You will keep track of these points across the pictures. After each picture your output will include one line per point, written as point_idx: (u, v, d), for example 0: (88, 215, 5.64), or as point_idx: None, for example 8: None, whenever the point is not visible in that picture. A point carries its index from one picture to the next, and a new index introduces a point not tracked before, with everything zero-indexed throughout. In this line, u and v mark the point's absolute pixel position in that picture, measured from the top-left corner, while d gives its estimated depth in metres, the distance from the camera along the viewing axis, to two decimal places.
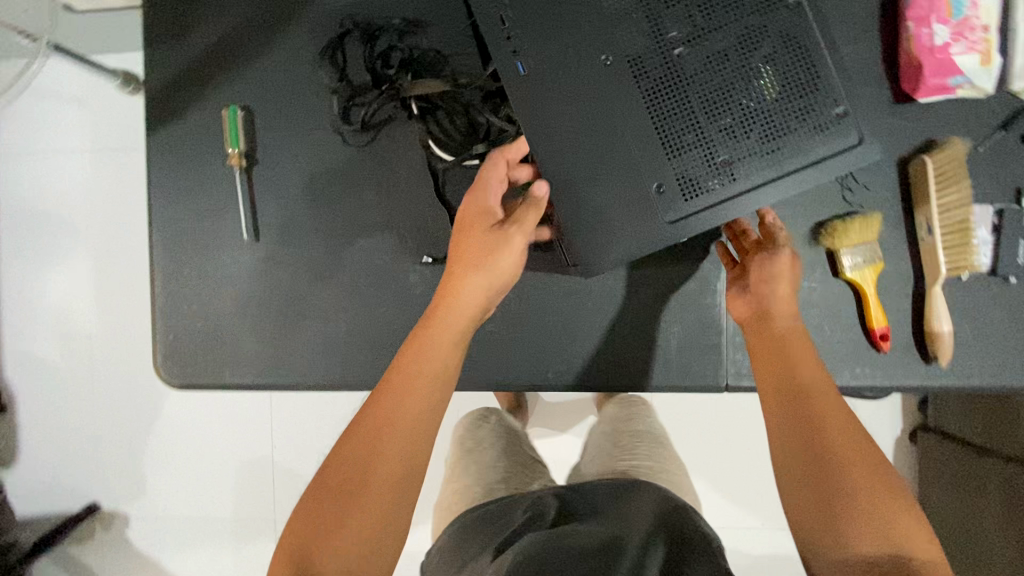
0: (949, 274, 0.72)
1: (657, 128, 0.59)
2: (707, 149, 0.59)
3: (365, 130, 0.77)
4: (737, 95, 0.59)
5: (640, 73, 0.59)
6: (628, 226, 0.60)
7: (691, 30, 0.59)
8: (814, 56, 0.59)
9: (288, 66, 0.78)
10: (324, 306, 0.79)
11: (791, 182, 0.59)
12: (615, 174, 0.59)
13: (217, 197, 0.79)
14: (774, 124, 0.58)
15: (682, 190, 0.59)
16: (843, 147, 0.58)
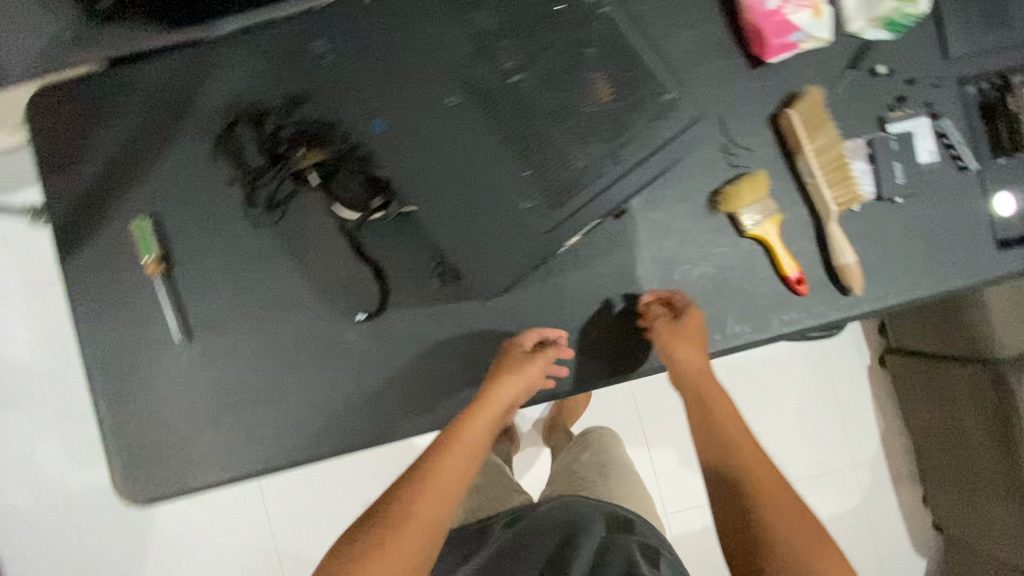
0: (841, 209, 0.77)
1: (518, 143, 0.72)
2: (565, 154, 0.72)
3: (272, 207, 0.78)
4: (575, 104, 0.72)
5: (492, 104, 0.72)
6: (512, 236, 0.73)
7: (521, 60, 0.73)
8: (633, 58, 0.73)
9: (183, 165, 0.80)
10: (273, 385, 0.80)
11: (640, 166, 0.72)
12: (490, 194, 0.72)
13: (142, 306, 0.80)
14: (614, 122, 0.72)
15: (553, 192, 0.72)
16: (678, 125, 0.72)
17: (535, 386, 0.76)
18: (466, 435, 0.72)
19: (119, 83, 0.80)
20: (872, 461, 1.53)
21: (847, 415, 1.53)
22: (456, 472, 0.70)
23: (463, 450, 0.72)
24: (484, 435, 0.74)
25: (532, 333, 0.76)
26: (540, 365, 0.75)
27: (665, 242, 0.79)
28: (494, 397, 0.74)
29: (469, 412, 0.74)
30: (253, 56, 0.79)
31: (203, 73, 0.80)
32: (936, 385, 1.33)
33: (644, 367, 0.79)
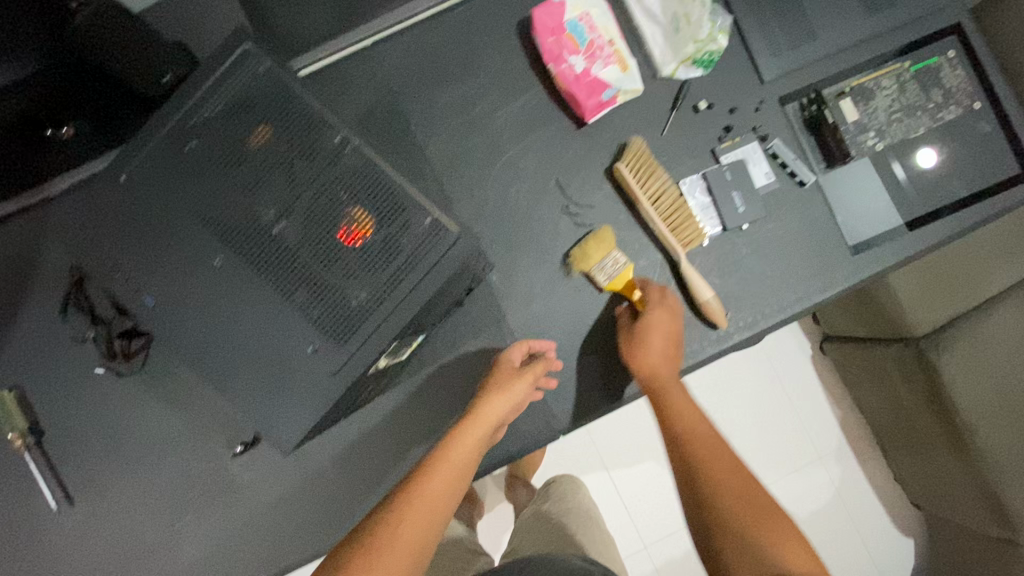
0: (691, 248, 0.78)
1: (283, 299, 0.55)
2: (338, 302, 0.54)
3: (132, 357, 0.77)
4: (337, 242, 0.54)
5: (245, 259, 0.55)
6: (297, 399, 0.56)
7: (274, 204, 0.55)
8: (387, 182, 0.54)
9: (38, 331, 0.78)
10: (164, 535, 0.78)
11: (420, 298, 0.53)
12: (264, 363, 0.56)
13: (17, 482, 0.78)
14: (387, 254, 0.53)
15: (333, 343, 0.54)
16: (447, 251, 0.53)
17: (524, 402, 0.73)
18: (452, 456, 0.66)
19: None
20: (836, 450, 1.52)
21: (801, 407, 1.53)
22: (451, 491, 0.65)
23: (455, 472, 0.66)
24: (475, 452, 0.68)
25: (520, 346, 0.75)
26: (532, 375, 0.72)
27: (530, 311, 0.79)
28: (483, 416, 0.69)
29: (456, 432, 0.68)
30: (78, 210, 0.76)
31: (37, 235, 0.77)
32: (868, 364, 1.32)
33: (534, 440, 0.79)
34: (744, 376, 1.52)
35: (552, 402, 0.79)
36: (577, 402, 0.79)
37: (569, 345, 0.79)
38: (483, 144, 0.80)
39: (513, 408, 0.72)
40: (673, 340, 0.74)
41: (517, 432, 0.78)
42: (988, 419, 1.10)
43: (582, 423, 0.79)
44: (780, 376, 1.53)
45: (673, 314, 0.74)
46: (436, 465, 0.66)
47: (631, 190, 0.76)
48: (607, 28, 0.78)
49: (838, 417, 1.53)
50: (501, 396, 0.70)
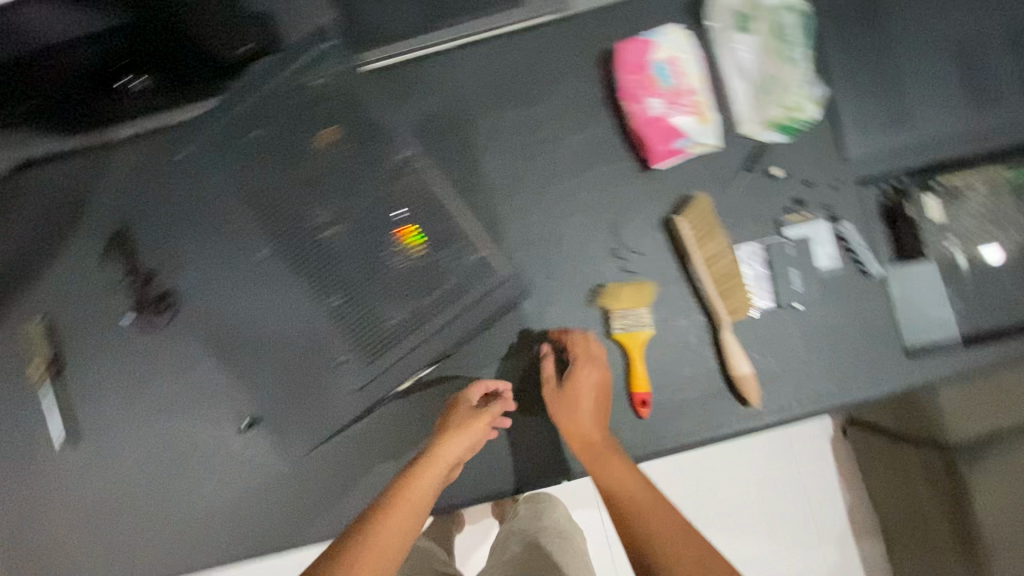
0: (734, 317, 0.75)
1: (342, 301, 0.75)
2: (389, 308, 0.74)
3: (160, 315, 0.78)
4: (400, 261, 0.75)
5: (317, 264, 0.75)
6: (330, 385, 0.75)
7: (351, 224, 0.76)
8: (446, 218, 0.76)
9: (80, 271, 0.81)
10: (156, 492, 0.78)
11: (456, 319, 0.74)
12: (305, 347, 0.75)
13: (30, 411, 0.80)
14: (432, 278, 0.74)
15: (376, 344, 0.74)
16: (483, 285, 0.75)
17: (481, 443, 0.70)
18: (413, 494, 0.63)
19: (19, 187, 0.83)
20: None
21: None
22: (409, 525, 0.61)
23: (415, 505, 0.63)
24: (432, 492, 0.65)
25: (478, 386, 0.73)
26: (483, 420, 0.69)
27: (557, 347, 0.77)
28: (441, 455, 0.67)
29: (411, 470, 0.66)
30: (141, 162, 0.80)
31: (94, 176, 0.81)
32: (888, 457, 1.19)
33: (536, 479, 0.76)
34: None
35: (563, 445, 0.76)
36: None
37: None
38: (541, 170, 0.78)
39: (469, 449, 0.70)
40: (603, 394, 0.72)
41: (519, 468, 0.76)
42: None
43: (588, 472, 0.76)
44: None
45: (596, 364, 0.73)
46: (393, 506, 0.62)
47: (686, 244, 0.74)
48: (694, 75, 0.75)
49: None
50: (462, 434, 0.68)
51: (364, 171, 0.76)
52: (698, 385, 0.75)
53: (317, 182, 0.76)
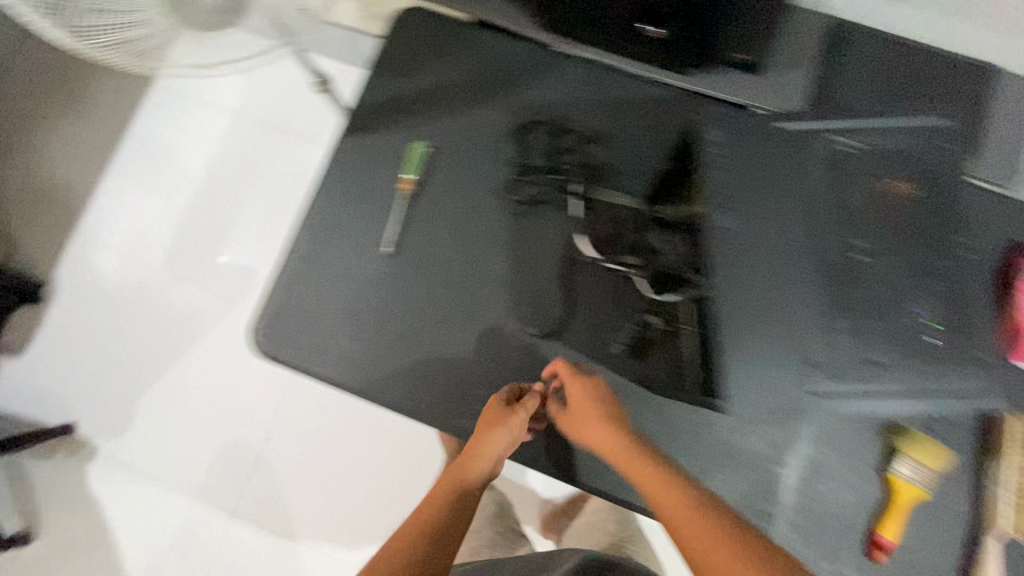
0: (1007, 533, 0.74)
1: (837, 322, 0.81)
2: (879, 354, 0.81)
3: (524, 204, 0.86)
4: (908, 321, 0.81)
5: (842, 280, 0.82)
6: (777, 379, 0.80)
7: (892, 268, 0.83)
8: (973, 315, 0.82)
9: (479, 128, 0.89)
10: (426, 334, 0.83)
11: (931, 399, 0.79)
12: (786, 336, 0.81)
13: (373, 205, 0.87)
14: (929, 354, 0.81)
15: (841, 373, 0.80)
16: (976, 390, 0.79)
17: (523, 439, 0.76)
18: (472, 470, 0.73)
19: (474, 35, 0.91)
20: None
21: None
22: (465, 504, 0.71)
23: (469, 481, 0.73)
24: (482, 472, 0.74)
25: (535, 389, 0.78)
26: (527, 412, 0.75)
27: (827, 448, 0.78)
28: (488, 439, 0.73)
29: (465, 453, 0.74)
30: (586, 86, 0.88)
31: (539, 69, 0.89)
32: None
33: None
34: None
35: (784, 532, 0.76)
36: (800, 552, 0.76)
37: (835, 505, 0.77)
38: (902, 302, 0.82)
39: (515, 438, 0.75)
40: (604, 416, 0.73)
41: None
42: None
43: None
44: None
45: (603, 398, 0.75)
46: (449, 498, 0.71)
47: (1008, 451, 0.76)
48: None
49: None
50: (494, 430, 0.73)
51: (938, 236, 0.83)
52: (931, 563, 0.76)
53: (896, 220, 0.84)
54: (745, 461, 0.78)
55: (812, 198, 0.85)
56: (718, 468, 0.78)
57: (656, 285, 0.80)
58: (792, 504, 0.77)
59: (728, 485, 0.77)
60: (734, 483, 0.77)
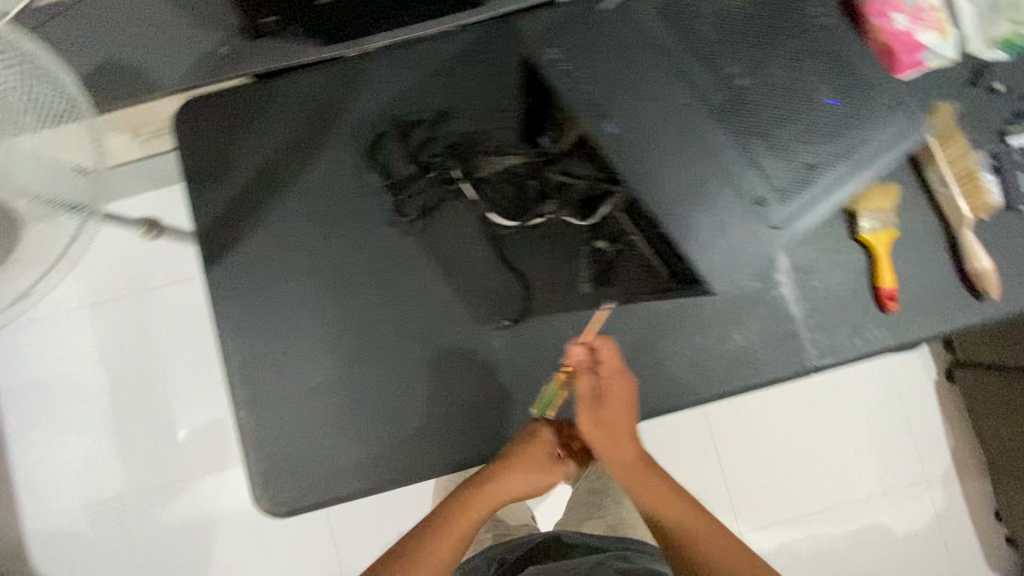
0: (973, 217, 0.79)
1: (743, 144, 0.78)
2: (791, 157, 0.77)
3: (422, 218, 0.80)
4: (806, 112, 0.78)
5: (715, 107, 0.78)
6: (709, 218, 0.77)
7: (748, 66, 0.80)
8: (851, 62, 0.80)
9: (332, 179, 0.82)
10: (418, 391, 0.81)
11: (855, 163, 0.76)
12: (712, 191, 0.77)
13: (285, 315, 0.81)
14: (834, 127, 0.77)
15: (780, 196, 0.77)
16: (894, 122, 0.77)
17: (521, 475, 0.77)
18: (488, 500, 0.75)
19: (266, 92, 0.83)
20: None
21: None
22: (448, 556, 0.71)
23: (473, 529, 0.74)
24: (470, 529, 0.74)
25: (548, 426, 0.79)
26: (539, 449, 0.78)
27: (802, 248, 0.81)
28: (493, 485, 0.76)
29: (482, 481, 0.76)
30: (403, 72, 0.82)
31: (350, 85, 0.82)
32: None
33: (787, 371, 0.80)
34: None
35: (812, 339, 0.80)
36: (834, 344, 0.80)
37: (837, 289, 0.80)
38: (795, 86, 0.79)
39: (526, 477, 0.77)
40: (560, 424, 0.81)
41: (771, 361, 0.80)
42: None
43: (833, 367, 0.81)
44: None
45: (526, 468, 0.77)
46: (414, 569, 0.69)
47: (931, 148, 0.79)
48: None
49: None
50: (514, 469, 0.77)
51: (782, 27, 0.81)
52: (935, 280, 0.80)
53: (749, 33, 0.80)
54: (748, 305, 0.80)
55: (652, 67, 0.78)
56: (728, 327, 0.80)
57: (582, 212, 0.79)
58: (805, 312, 0.80)
59: (747, 334, 0.80)
60: (750, 329, 0.80)
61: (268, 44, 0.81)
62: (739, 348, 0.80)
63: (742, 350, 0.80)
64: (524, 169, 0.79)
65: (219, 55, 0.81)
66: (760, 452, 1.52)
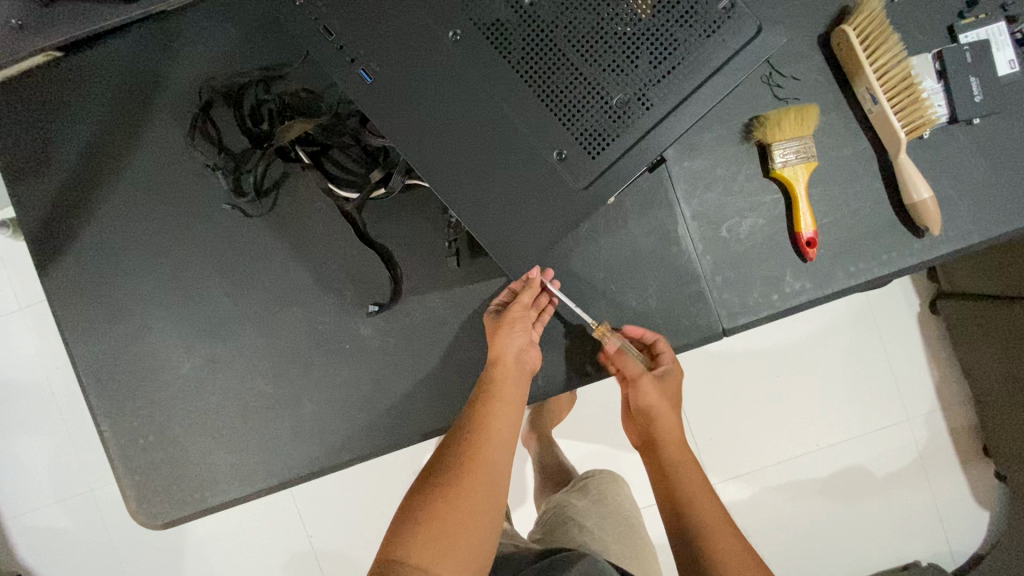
0: (910, 137, 0.66)
1: (537, 88, 0.46)
2: (598, 95, 0.46)
3: (263, 197, 0.71)
4: (606, 26, 0.46)
5: (504, 45, 0.46)
6: (535, 201, 0.47)
7: None
8: None
9: (162, 159, 0.71)
10: (284, 391, 0.73)
11: (700, 101, 0.46)
12: (506, 162, 0.46)
13: (134, 317, 0.73)
14: (660, 40, 0.46)
15: (586, 147, 0.46)
16: (740, 44, 0.46)
17: (524, 342, 0.65)
18: (504, 387, 0.63)
19: (75, 69, 0.71)
20: (926, 417, 1.16)
21: (901, 374, 1.17)
22: (498, 445, 0.60)
23: (508, 402, 0.62)
24: (507, 415, 0.62)
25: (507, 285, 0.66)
26: (525, 298, 0.63)
27: (707, 194, 0.70)
28: (501, 353, 0.64)
29: (491, 369, 0.64)
30: (222, 25, 0.70)
31: (165, 50, 0.71)
32: (988, 331, 1.04)
33: (696, 337, 0.69)
34: (806, 331, 1.18)
35: (723, 297, 0.69)
36: (747, 303, 0.69)
37: (748, 237, 0.69)
38: None
39: (531, 336, 0.66)
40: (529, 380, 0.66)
41: (676, 324, 0.69)
42: (1009, 433, 1.07)
43: (750, 327, 0.70)
44: (876, 327, 1.17)
45: (529, 331, 0.65)
46: (462, 474, 0.57)
47: (855, 56, 0.65)
48: None
49: (935, 383, 1.17)
50: (511, 327, 0.65)
51: None
52: (864, 218, 0.68)
53: None
54: (645, 265, 0.70)
55: None
56: (623, 290, 0.70)
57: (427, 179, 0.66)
58: (712, 268, 0.69)
59: (645, 298, 0.70)
60: (648, 291, 0.70)
61: (66, 9, 0.65)
62: (638, 312, 0.70)
63: (641, 314, 0.70)
64: (324, 135, 0.67)
65: (10, 26, 0.64)
66: (768, 426, 1.18)
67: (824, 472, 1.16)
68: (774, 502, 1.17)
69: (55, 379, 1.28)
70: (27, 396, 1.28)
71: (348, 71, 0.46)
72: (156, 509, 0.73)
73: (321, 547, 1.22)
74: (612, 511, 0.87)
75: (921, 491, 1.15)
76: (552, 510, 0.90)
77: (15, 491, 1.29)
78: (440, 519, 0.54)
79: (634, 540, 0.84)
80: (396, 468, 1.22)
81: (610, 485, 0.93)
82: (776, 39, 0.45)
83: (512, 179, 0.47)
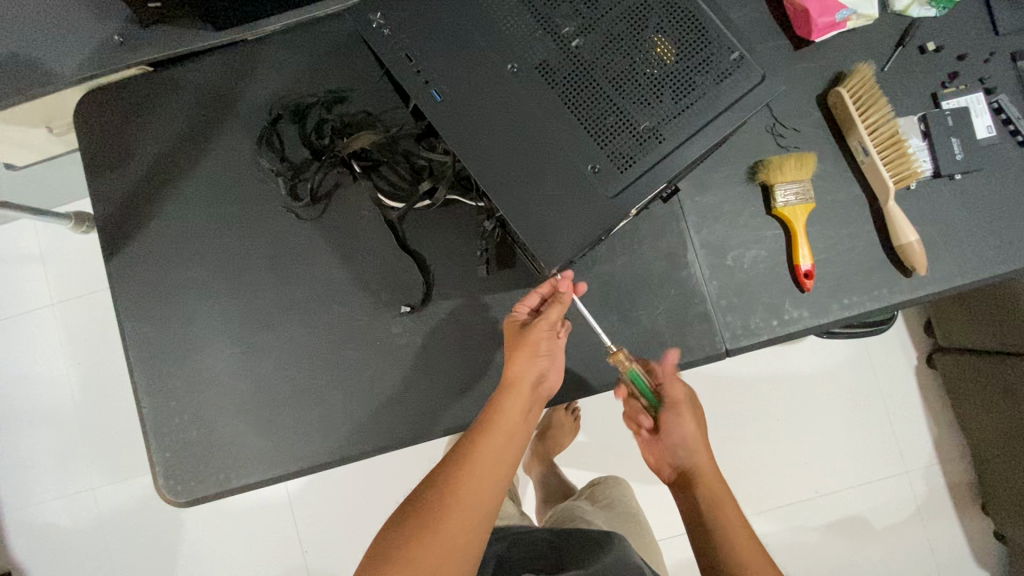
0: (898, 186, 0.74)
1: (577, 115, 0.54)
2: (628, 123, 0.54)
3: (315, 202, 0.79)
4: (637, 68, 0.55)
5: (552, 79, 0.54)
6: (572, 206, 0.54)
7: (582, 22, 0.55)
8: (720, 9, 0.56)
9: (230, 163, 0.80)
10: (315, 381, 0.78)
11: (714, 132, 0.54)
12: (548, 172, 0.54)
13: (184, 304, 0.80)
14: (681, 82, 0.54)
15: (616, 164, 0.54)
16: (748, 88, 0.54)
17: (534, 369, 0.65)
18: (507, 417, 0.61)
19: (162, 81, 0.81)
20: (923, 462, 1.19)
21: (898, 421, 1.20)
22: (492, 477, 0.58)
23: (511, 432, 0.61)
24: (507, 447, 0.60)
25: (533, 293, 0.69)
26: (553, 314, 0.65)
27: (714, 226, 0.77)
28: (517, 377, 0.64)
29: (496, 397, 0.63)
30: (297, 53, 0.80)
31: (245, 69, 0.81)
32: (980, 382, 1.08)
33: (700, 356, 0.75)
34: (805, 371, 1.22)
35: (728, 319, 0.75)
36: (750, 326, 0.75)
37: (752, 267, 0.76)
38: (632, 37, 0.55)
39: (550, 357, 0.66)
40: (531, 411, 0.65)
41: (683, 341, 0.75)
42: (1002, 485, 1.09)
43: (751, 349, 0.76)
44: (874, 372, 1.22)
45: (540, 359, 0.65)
46: (445, 504, 0.56)
47: (847, 113, 0.74)
48: None
49: (932, 430, 1.19)
50: (530, 352, 0.65)
51: None
52: (857, 256, 0.75)
53: None
54: (657, 286, 0.77)
55: (424, 11, 0.56)
56: (636, 307, 0.76)
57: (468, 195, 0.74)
58: (718, 293, 0.76)
59: (655, 316, 0.76)
60: (658, 310, 0.76)
61: (167, 32, 0.75)
62: (648, 328, 0.76)
63: (651, 331, 0.76)
64: (378, 150, 0.76)
65: (114, 42, 0.74)
66: (766, 464, 1.21)
67: (821, 514, 1.18)
68: (772, 543, 1.18)
69: (76, 373, 1.32)
70: (47, 388, 1.32)
71: (422, 91, 0.55)
72: (182, 487, 0.77)
73: (318, 557, 1.23)
74: (618, 512, 0.92)
75: (918, 540, 1.16)
76: (559, 511, 0.94)
77: (21, 483, 1.31)
78: (416, 548, 0.53)
79: (640, 532, 0.89)
80: (398, 480, 1.24)
81: (614, 488, 0.99)
82: (776, 87, 0.53)
83: (552, 187, 0.54)
